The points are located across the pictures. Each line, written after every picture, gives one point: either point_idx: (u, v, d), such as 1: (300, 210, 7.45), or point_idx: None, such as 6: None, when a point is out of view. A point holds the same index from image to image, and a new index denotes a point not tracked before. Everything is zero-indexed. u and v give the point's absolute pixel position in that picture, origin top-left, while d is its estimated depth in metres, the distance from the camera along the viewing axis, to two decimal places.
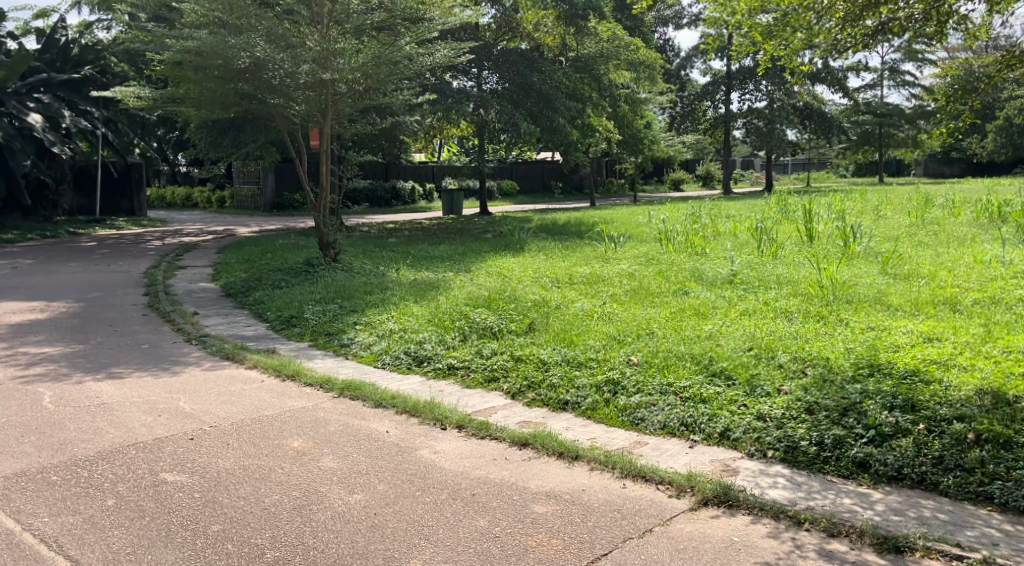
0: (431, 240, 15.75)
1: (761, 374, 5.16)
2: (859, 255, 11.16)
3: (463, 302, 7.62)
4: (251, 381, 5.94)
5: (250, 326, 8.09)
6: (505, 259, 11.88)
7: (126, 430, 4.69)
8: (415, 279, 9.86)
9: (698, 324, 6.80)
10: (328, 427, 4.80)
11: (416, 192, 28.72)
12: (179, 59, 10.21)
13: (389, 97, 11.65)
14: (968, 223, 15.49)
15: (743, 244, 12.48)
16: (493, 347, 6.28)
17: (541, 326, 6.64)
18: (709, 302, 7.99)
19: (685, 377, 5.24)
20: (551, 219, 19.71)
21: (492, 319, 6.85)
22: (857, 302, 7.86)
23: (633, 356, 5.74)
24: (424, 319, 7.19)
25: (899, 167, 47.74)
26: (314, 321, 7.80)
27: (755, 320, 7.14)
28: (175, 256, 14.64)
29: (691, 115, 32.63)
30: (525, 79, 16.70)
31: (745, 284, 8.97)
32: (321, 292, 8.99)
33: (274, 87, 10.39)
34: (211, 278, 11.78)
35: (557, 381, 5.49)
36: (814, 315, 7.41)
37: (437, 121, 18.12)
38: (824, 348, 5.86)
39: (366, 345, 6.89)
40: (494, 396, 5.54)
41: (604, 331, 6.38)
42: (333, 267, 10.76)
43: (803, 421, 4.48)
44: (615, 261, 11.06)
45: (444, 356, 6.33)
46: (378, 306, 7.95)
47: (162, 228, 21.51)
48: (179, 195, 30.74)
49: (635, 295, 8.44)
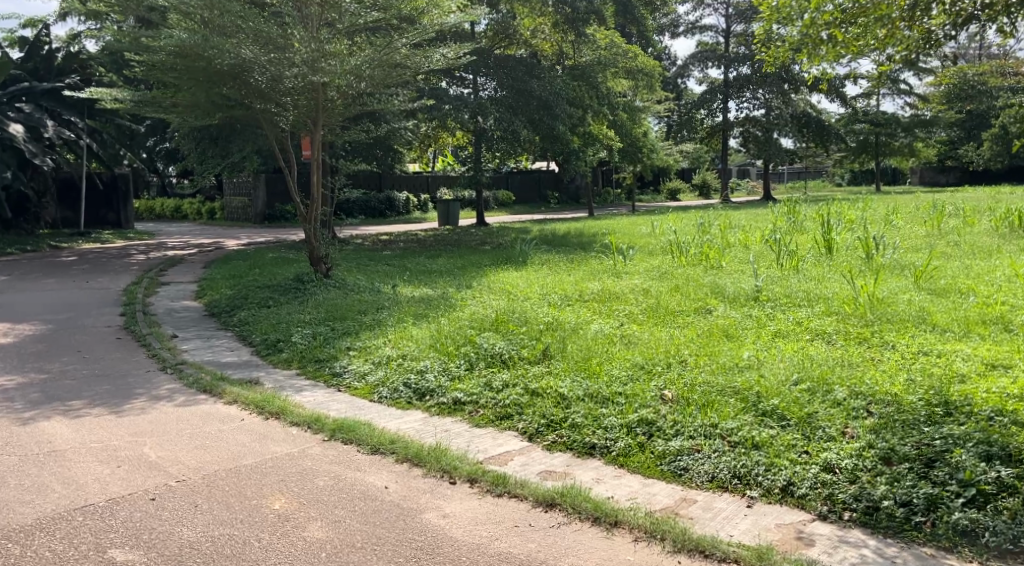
0: (428, 253, 15.00)
1: (819, 412, 4.47)
2: (885, 267, 10.47)
3: (469, 324, 6.90)
4: (230, 419, 5.18)
5: (233, 352, 7.35)
6: (507, 272, 11.18)
7: (75, 487, 3.93)
8: (413, 296, 9.15)
9: (731, 349, 6.11)
10: (315, 481, 4.06)
11: (410, 203, 28.02)
12: (159, 61, 9.48)
13: (385, 104, 10.91)
14: (985, 232, 14.82)
15: (759, 256, 11.78)
16: (504, 377, 5.57)
17: (557, 353, 5.93)
18: (736, 324, 7.29)
19: (732, 416, 4.54)
20: (550, 230, 18.98)
21: (502, 344, 6.13)
22: (900, 321, 7.19)
23: (665, 389, 5.04)
24: (426, 345, 6.45)
25: (895, 175, 47.22)
26: (303, 347, 7.06)
27: (794, 345, 6.45)
28: (158, 272, 13.87)
29: (688, 125, 31.91)
30: (524, 85, 15.96)
31: (771, 302, 8.26)
32: (312, 312, 8.27)
33: (262, 91, 9.65)
34: (194, 295, 11.07)
35: (581, 419, 4.78)
36: (857, 338, 6.73)
37: (431, 129, 17.40)
38: (883, 377, 5.18)
39: (361, 375, 6.15)
40: (508, 437, 4.83)
41: (630, 358, 5.67)
42: (324, 283, 10.07)
43: (882, 475, 3.79)
44: (627, 275, 10.33)
45: (450, 387, 5.61)
46: (374, 329, 7.22)
47: (149, 241, 20.74)
48: (168, 207, 29.96)
49: (654, 315, 7.72)
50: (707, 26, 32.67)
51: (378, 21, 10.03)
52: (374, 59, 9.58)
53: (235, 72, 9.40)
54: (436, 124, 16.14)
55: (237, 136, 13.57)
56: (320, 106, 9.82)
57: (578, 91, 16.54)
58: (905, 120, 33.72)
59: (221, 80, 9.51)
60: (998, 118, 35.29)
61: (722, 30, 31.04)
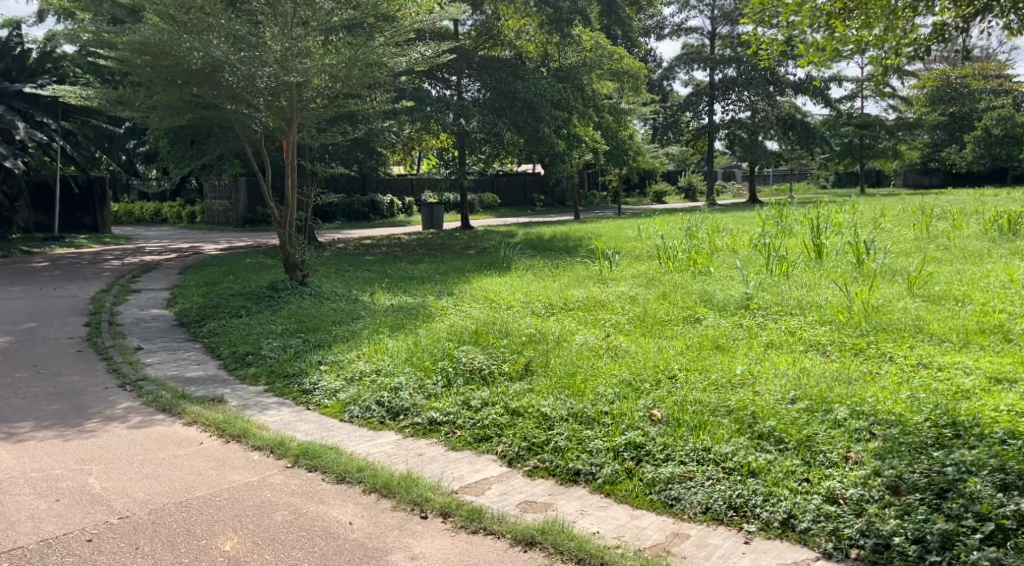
0: (410, 258, 14.64)
1: (819, 434, 4.17)
2: (876, 272, 10.23)
3: (447, 336, 6.55)
4: (187, 443, 4.81)
5: (199, 365, 6.99)
6: (491, 279, 10.87)
7: (6, 526, 3.60)
8: (392, 305, 8.81)
9: (723, 362, 5.82)
10: (274, 516, 3.72)
11: (394, 206, 27.66)
12: (125, 59, 9.08)
13: (363, 105, 10.54)
14: (975, 235, 14.60)
15: (749, 261, 11.51)
16: (483, 395, 5.24)
17: (540, 369, 5.60)
18: (727, 335, 6.98)
19: (726, 439, 4.23)
20: (536, 233, 18.65)
21: (481, 358, 5.79)
22: (896, 330, 6.91)
23: (654, 408, 4.73)
24: (402, 359, 6.10)
25: (878, 177, 47.28)
26: (273, 360, 6.72)
27: (788, 358, 6.15)
28: (130, 278, 13.45)
29: (674, 127, 31.70)
30: (508, 87, 15.69)
31: (763, 310, 7.96)
32: (284, 323, 7.91)
33: (233, 92, 9.24)
34: (165, 303, 10.69)
35: (564, 443, 4.44)
36: (852, 350, 6.45)
37: (414, 132, 17.04)
38: (884, 393, 4.88)
39: (332, 392, 5.80)
40: (486, 462, 4.50)
41: (616, 374, 5.36)
42: (299, 291, 9.73)
43: (890, 507, 3.51)
44: (614, 282, 10.02)
45: (426, 406, 5.27)
46: (349, 341, 6.89)
47: (126, 246, 20.27)
48: (148, 210, 29.42)
49: (641, 325, 7.40)
50: (693, 28, 32.47)
51: (354, 19, 9.65)
52: (351, 60, 9.21)
53: (205, 71, 9.00)
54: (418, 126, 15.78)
55: (212, 138, 13.18)
56: (293, 108, 9.44)
57: (563, 93, 16.24)
58: (889, 122, 33.72)
59: (191, 80, 9.12)
60: (980, 120, 35.33)
61: (707, 32, 30.85)
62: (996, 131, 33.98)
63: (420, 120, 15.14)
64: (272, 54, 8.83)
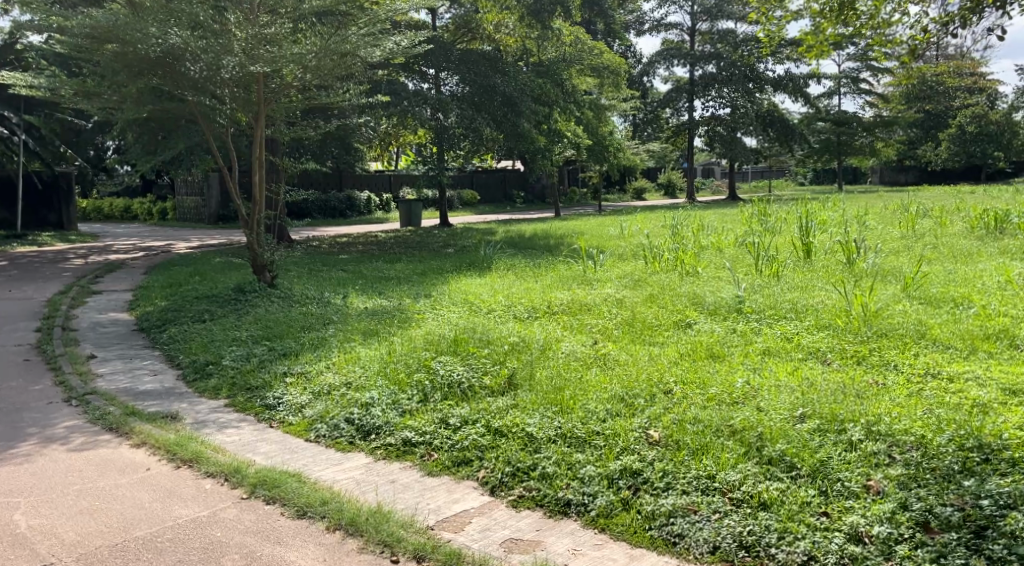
0: (386, 257, 14.15)
1: (834, 457, 3.77)
2: (868, 274, 9.86)
3: (423, 344, 6.09)
4: (131, 470, 4.34)
5: (156, 377, 6.47)
6: (470, 279, 10.42)
7: None
8: (366, 308, 8.34)
9: (720, 374, 5.42)
10: (222, 562, 3.33)
11: (370, 202, 27.13)
12: (79, 45, 8.52)
13: (335, 97, 10.03)
14: (963, 234, 14.30)
15: (736, 261, 11.11)
16: (462, 412, 4.79)
17: (524, 382, 5.16)
18: (720, 341, 6.59)
19: (732, 464, 3.81)
20: (515, 231, 18.20)
21: (460, 369, 5.34)
22: (897, 336, 6.53)
23: (651, 428, 4.31)
24: (374, 370, 5.64)
25: (855, 175, 47.35)
26: (234, 372, 6.23)
27: (788, 368, 5.76)
28: (92, 279, 12.84)
29: (654, 123, 31.23)
30: (487, 80, 15.16)
31: (757, 315, 7.57)
32: (249, 329, 7.42)
33: (194, 82, 8.71)
34: (126, 306, 10.15)
35: (552, 468, 4.02)
36: (853, 358, 6.08)
37: (391, 127, 16.53)
38: (898, 408, 4.49)
39: (298, 408, 5.34)
40: (466, 490, 4.07)
41: (607, 389, 4.93)
42: (268, 293, 9.24)
43: (923, 549, 3.14)
44: (599, 283, 9.60)
45: (401, 424, 4.82)
46: (318, 350, 6.41)
47: (92, 244, 19.57)
48: (117, 206, 28.59)
49: (630, 332, 6.98)
50: (673, 24, 32.16)
51: (325, 7, 9.14)
52: (322, 49, 8.71)
53: (165, 59, 8.45)
54: (395, 121, 15.28)
55: (178, 132, 12.61)
56: (261, 99, 8.92)
57: (544, 88, 15.81)
58: (867, 120, 33.68)
59: (150, 67, 8.56)
60: (956, 118, 35.36)
61: (687, 28, 30.59)
62: (971, 128, 34.09)
63: (396, 114, 14.66)
64: (236, 41, 8.30)
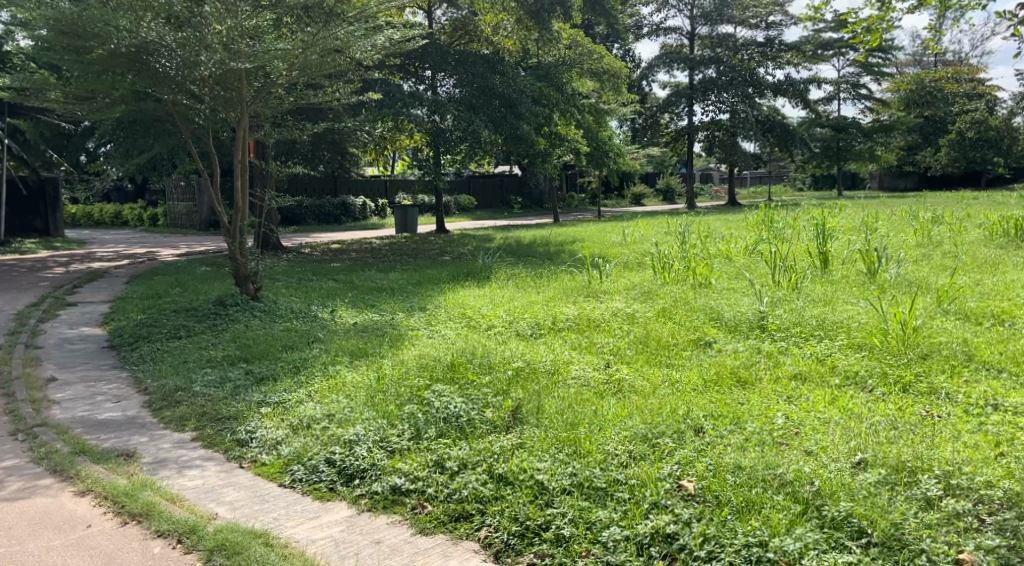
0: (380, 265, 13.52)
1: (912, 519, 3.17)
2: (894, 286, 9.19)
3: (415, 369, 5.41)
4: (70, 526, 3.72)
5: (119, 404, 5.79)
6: (467, 291, 9.75)
7: None
8: (356, 324, 7.67)
9: (754, 405, 4.77)
10: None
11: (365, 208, 26.51)
12: (46, 39, 7.89)
13: (325, 96, 9.36)
14: (980, 241, 13.66)
15: (750, 271, 10.43)
16: (460, 453, 4.14)
17: (531, 417, 4.50)
18: (746, 363, 5.94)
19: (787, 528, 3.21)
20: (514, 238, 17.58)
21: (457, 400, 4.67)
22: (942, 359, 5.89)
23: (683, 477, 3.69)
24: (361, 401, 4.97)
25: (854, 180, 46.80)
26: (205, 400, 5.54)
27: (827, 396, 5.11)
28: (70, 289, 12.15)
29: (653, 129, 30.46)
30: (484, 82, 14.54)
31: (782, 333, 6.90)
32: (225, 349, 6.74)
33: (171, 80, 8.09)
34: (99, 319, 9.50)
35: (569, 531, 3.40)
36: (897, 384, 5.43)
37: (385, 131, 15.88)
38: (969, 450, 3.86)
39: (274, 445, 4.67)
40: (465, 555, 3.45)
41: (628, 424, 4.28)
42: (250, 307, 8.58)
43: None
44: (606, 296, 8.92)
45: (389, 466, 4.17)
46: (299, 375, 5.73)
47: (77, 251, 18.84)
48: (107, 212, 27.85)
49: (645, 352, 6.33)
50: (672, 28, 31.63)
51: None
52: (308, 43, 8.03)
53: (136, 54, 7.81)
54: (388, 124, 14.64)
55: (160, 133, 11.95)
56: (244, 97, 8.26)
57: (543, 90, 15.17)
58: (866, 125, 33.15)
59: (121, 63, 7.93)
60: (956, 123, 34.79)
61: (687, 32, 29.96)
62: (970, 134, 33.47)
63: (389, 116, 14.00)
64: (213, 33, 7.65)
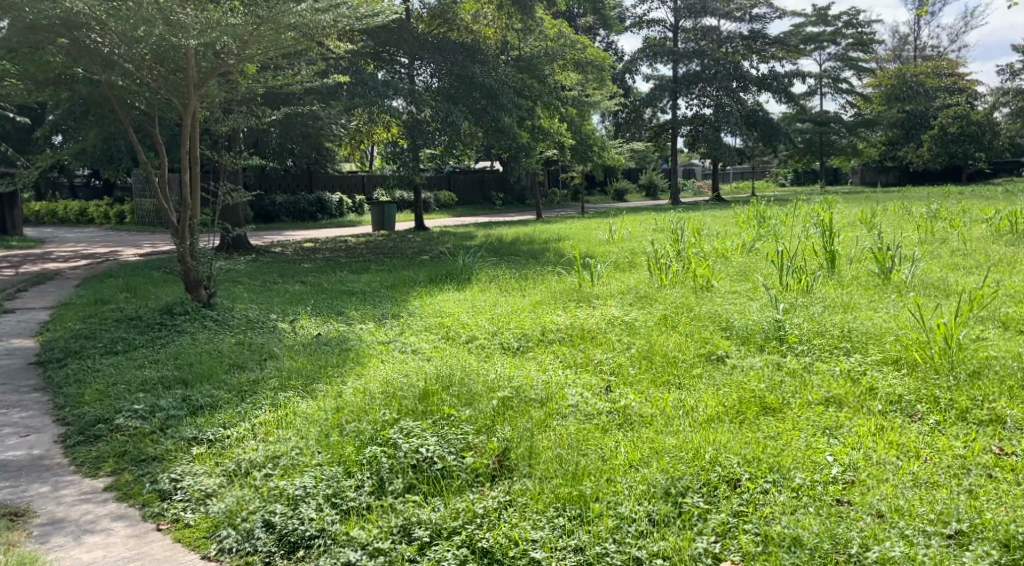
0: (353, 265, 12.62)
1: None
2: (913, 288, 8.30)
3: (379, 398, 4.48)
4: None
5: (26, 439, 4.83)
6: (446, 295, 8.82)
7: None
8: (318, 336, 6.72)
9: (793, 442, 3.93)
10: None
11: (342, 204, 25.50)
12: None
13: (285, 80, 8.41)
14: (986, 238, 12.87)
15: (753, 272, 9.53)
16: (432, 515, 3.27)
17: (523, 463, 3.64)
18: (770, 385, 5.06)
19: None
20: (496, 235, 16.75)
21: (430, 442, 3.76)
22: (998, 379, 5.05)
23: (723, 555, 2.96)
24: (312, 439, 4.05)
25: (836, 175, 46.33)
26: (128, 437, 4.59)
27: (875, 427, 4.27)
28: (13, 294, 11.12)
29: (635, 123, 29.35)
30: (465, 71, 13.50)
31: (805, 346, 6.02)
32: (162, 369, 5.77)
33: (107, 59, 7.18)
34: (34, 329, 8.51)
35: None
36: (951, 410, 4.61)
37: (359, 122, 14.89)
38: None
39: (202, 499, 3.76)
40: None
41: (644, 473, 3.43)
42: (201, 316, 7.65)
43: None
44: (600, 302, 8.00)
45: (343, 533, 3.28)
46: (242, 404, 4.79)
47: (32, 251, 17.72)
48: (71, 209, 26.62)
49: (650, 370, 5.44)
50: (655, 21, 30.88)
51: None
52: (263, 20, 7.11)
53: (66, 28, 6.92)
54: (361, 116, 13.67)
55: (108, 122, 10.96)
56: (189, 80, 7.32)
57: (526, 81, 14.25)
58: (849, 120, 32.64)
59: (47, 38, 6.99)
60: (940, 116, 34.25)
61: (670, 24, 29.13)
62: (954, 129, 32.92)
63: (361, 106, 12.55)
64: (151, 2, 6.71)
